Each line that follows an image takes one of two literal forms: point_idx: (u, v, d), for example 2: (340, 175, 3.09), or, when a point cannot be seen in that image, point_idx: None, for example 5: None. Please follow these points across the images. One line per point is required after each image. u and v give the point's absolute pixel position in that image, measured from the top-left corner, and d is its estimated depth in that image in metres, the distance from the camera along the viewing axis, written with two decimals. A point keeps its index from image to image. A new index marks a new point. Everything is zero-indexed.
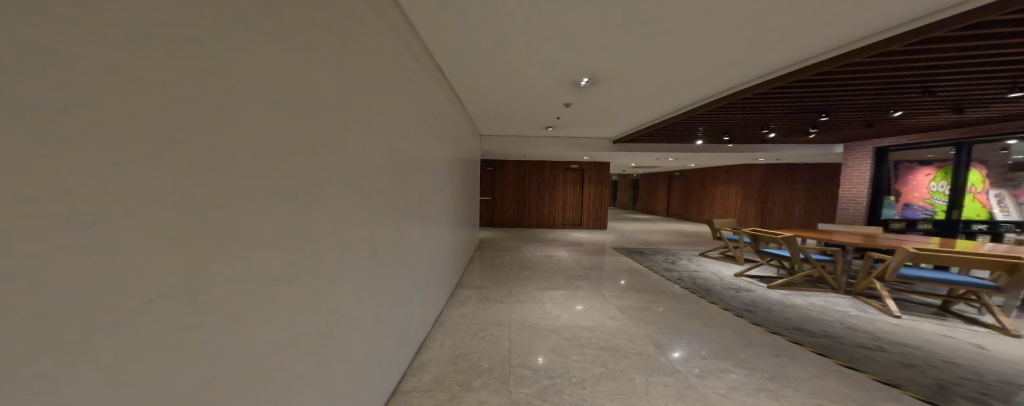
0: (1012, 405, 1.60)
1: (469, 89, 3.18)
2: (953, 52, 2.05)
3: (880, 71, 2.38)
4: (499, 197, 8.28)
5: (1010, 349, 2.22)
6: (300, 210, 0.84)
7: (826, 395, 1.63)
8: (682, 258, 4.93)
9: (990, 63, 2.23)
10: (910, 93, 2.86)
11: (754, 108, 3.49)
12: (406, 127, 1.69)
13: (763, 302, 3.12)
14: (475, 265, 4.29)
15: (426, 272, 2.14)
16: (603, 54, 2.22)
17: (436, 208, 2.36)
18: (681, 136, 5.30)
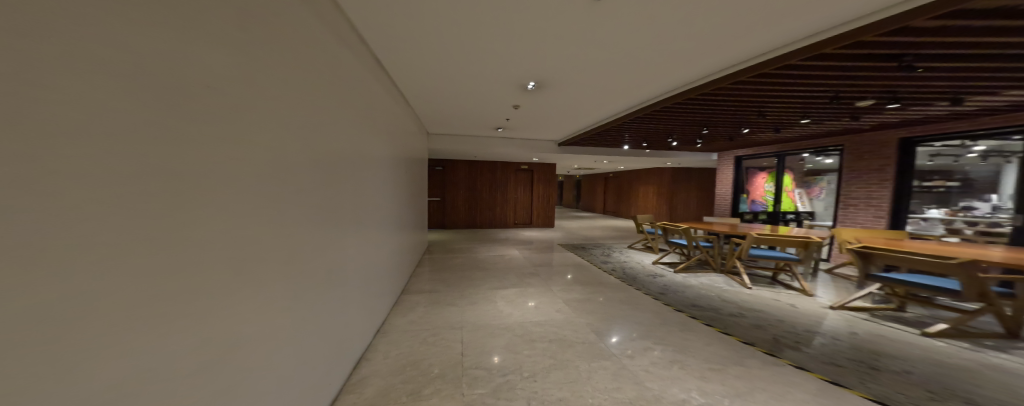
0: (812, 347, 2.27)
1: (413, 85, 2.99)
2: (779, 86, 2.81)
3: (738, 96, 3.12)
4: (446, 196, 7.99)
5: (807, 305, 3.17)
6: (202, 210, 0.69)
7: (712, 358, 2.05)
8: (614, 251, 5.58)
9: (796, 97, 3.14)
10: (751, 114, 3.83)
11: (660, 119, 4.18)
12: (339, 122, 1.53)
13: (672, 284, 3.76)
14: (424, 269, 4.08)
15: (364, 278, 1.95)
16: (546, 60, 2.36)
17: (376, 209, 2.17)
18: (612, 141, 5.97)
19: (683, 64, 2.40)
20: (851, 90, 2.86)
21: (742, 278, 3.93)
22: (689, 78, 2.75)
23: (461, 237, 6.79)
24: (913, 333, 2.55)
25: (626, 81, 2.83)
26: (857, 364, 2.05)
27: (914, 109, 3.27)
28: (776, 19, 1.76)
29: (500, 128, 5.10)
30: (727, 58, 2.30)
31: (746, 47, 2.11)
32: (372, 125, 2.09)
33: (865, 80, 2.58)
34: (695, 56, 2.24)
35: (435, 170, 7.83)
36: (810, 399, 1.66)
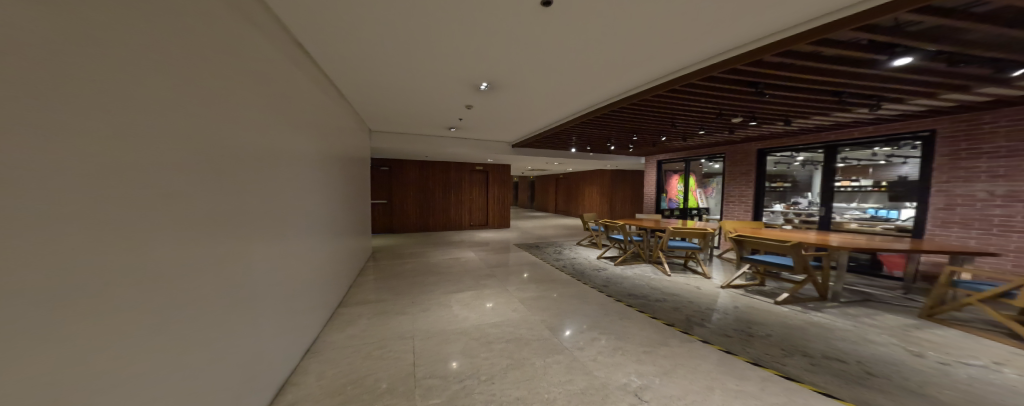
0: (713, 322, 2.75)
1: (350, 79, 2.70)
2: (684, 102, 3.36)
3: (656, 108, 3.63)
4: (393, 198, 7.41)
5: (706, 286, 3.86)
6: (25, 214, 0.52)
7: (644, 341, 2.33)
8: (564, 248, 5.90)
9: (697, 112, 3.82)
10: (666, 125, 4.51)
11: (598, 125, 4.60)
12: (250, 117, 1.29)
13: (612, 276, 4.15)
14: (367, 277, 3.73)
15: (286, 290, 1.69)
16: (495, 62, 2.38)
17: (301, 212, 1.90)
18: (560, 144, 6.30)
19: (616, 75, 2.68)
20: (729, 109, 3.59)
21: (663, 267, 4.58)
22: (622, 89, 3.07)
23: (411, 241, 6.40)
24: (767, 301, 3.31)
25: (570, 87, 3.02)
26: (742, 333, 2.55)
27: (768, 126, 4.27)
28: (683, 46, 2.09)
29: (453, 128, 4.95)
30: (651, 74, 2.63)
31: (664, 66, 2.44)
32: (296, 121, 1.82)
33: (740, 102, 3.27)
34: (624, 70, 2.52)
35: (381, 170, 7.23)
36: (712, 367, 1.99)
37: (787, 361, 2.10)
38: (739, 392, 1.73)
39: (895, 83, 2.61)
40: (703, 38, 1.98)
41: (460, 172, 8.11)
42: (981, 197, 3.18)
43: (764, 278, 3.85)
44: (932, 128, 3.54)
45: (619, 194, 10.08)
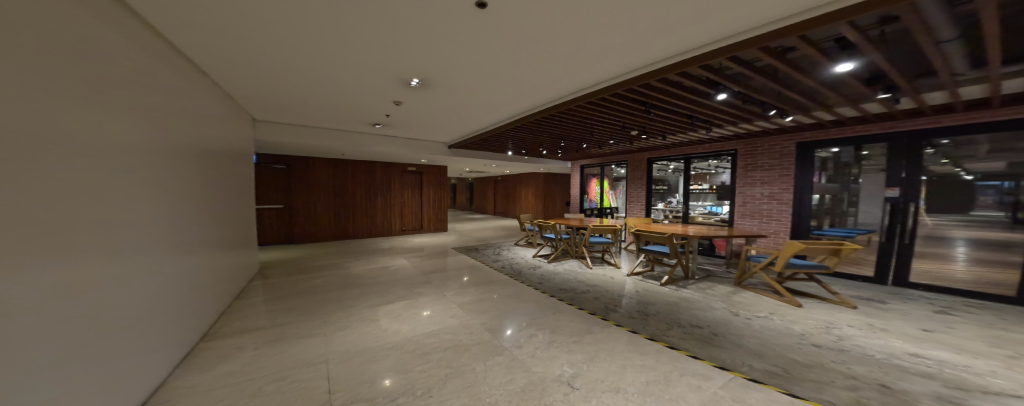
0: (623, 306, 3.19)
1: (228, 58, 2.16)
2: (590, 115, 3.92)
3: (569, 118, 4.11)
4: (297, 202, 6.26)
5: (616, 275, 4.47)
6: None
7: (574, 332, 2.51)
8: (502, 249, 5.98)
9: (603, 124, 4.46)
10: (584, 133, 5.10)
11: (529, 130, 4.88)
12: (16, 90, 0.88)
13: (546, 273, 4.41)
14: (255, 298, 3.02)
15: (103, 330, 1.22)
16: (420, 60, 2.26)
17: (130, 222, 1.39)
18: (496, 146, 6.39)
19: (538, 84, 2.88)
20: (627, 122, 4.30)
21: (587, 261, 5.12)
22: (548, 97, 3.32)
23: (325, 251, 5.50)
24: (656, 284, 4.02)
25: (498, 91, 3.09)
26: (642, 313, 3.01)
27: (657, 138, 5.27)
28: (590, 65, 2.40)
29: (379, 125, 4.49)
30: (569, 85, 2.91)
31: (580, 79, 2.74)
32: (118, 101, 1.33)
33: (634, 117, 3.97)
34: (545, 80, 2.75)
35: (277, 168, 6.01)
36: (624, 348, 2.29)
37: (670, 334, 2.55)
38: (643, 366, 2.01)
39: (723, 112, 3.58)
40: (604, 59, 2.29)
41: (391, 173, 7.40)
42: (757, 196, 4.89)
43: (654, 263, 4.73)
44: (732, 148, 5.24)
45: (551, 197, 10.85)
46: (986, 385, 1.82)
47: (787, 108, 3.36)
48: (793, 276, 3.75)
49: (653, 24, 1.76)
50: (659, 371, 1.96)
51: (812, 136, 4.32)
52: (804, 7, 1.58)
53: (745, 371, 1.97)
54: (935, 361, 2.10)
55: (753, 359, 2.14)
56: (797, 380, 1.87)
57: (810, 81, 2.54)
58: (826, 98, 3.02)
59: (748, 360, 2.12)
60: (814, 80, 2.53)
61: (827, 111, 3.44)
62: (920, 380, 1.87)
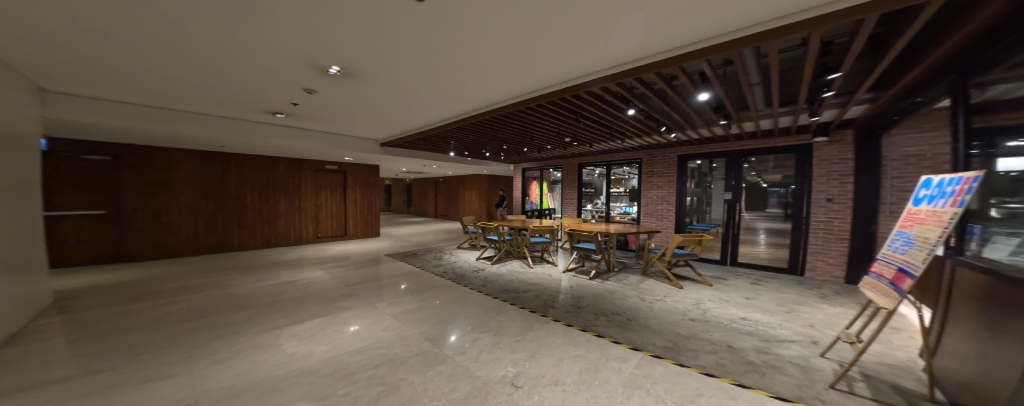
0: (562, 302, 3.37)
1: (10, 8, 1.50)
2: (523, 121, 4.14)
3: (501, 124, 4.25)
4: (143, 208, 4.77)
5: (554, 272, 4.74)
6: None
7: (518, 333, 2.52)
8: (444, 253, 5.70)
9: (538, 130, 4.73)
10: (524, 137, 5.29)
11: (469, 133, 4.82)
12: None
13: (489, 275, 4.39)
14: (60, 341, 2.11)
15: None
16: (327, 47, 1.98)
17: None
18: (436, 147, 6.10)
19: (470, 86, 2.86)
20: (558, 129, 4.66)
21: (529, 260, 5.30)
22: (485, 101, 3.38)
23: (206, 268, 4.33)
24: (586, 278, 4.41)
25: (432, 91, 2.97)
26: (575, 307, 3.25)
27: (586, 145, 5.83)
28: (517, 72, 2.49)
29: (281, 115, 3.76)
30: (505, 91, 3.02)
31: (514, 86, 2.86)
32: None
33: (564, 124, 4.31)
34: (475, 82, 2.73)
35: (96, 160, 4.36)
36: (563, 341, 2.42)
37: (597, 323, 2.81)
38: (576, 357, 2.16)
39: (633, 125, 4.19)
40: (533, 69, 2.44)
41: (294, 172, 6.28)
42: (653, 197, 5.90)
43: (584, 259, 5.21)
44: (637, 157, 6.20)
45: (494, 199, 10.88)
46: (779, 335, 2.54)
47: (671, 126, 4.16)
48: (678, 262, 4.64)
49: (564, 41, 1.94)
50: (590, 360, 2.12)
51: (686, 149, 5.47)
52: (680, 43, 1.96)
53: (651, 350, 2.30)
54: (754, 321, 2.83)
55: (655, 338, 2.51)
56: (682, 352, 2.26)
57: (680, 104, 3.17)
58: (696, 120, 3.83)
59: (652, 339, 2.48)
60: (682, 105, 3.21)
61: (702, 130, 4.34)
62: (747, 339, 2.48)
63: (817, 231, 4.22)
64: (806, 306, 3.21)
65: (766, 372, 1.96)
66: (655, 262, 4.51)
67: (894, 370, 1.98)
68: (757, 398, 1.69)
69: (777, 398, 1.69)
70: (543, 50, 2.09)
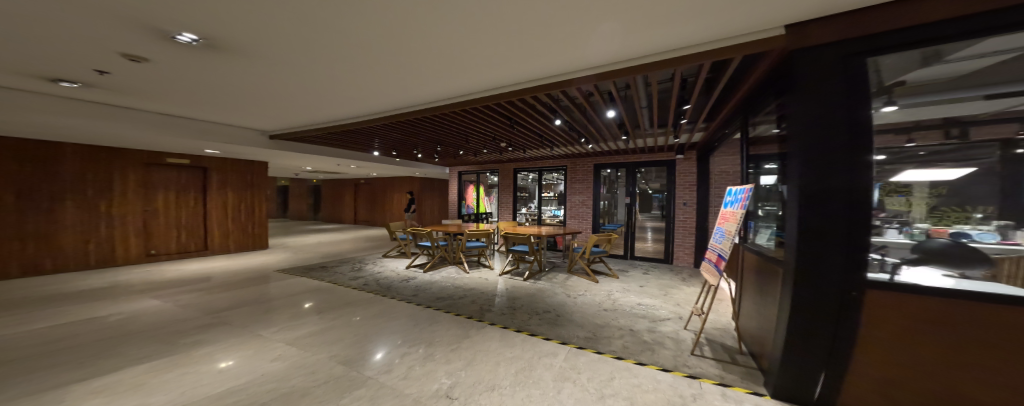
0: (497, 305, 3.35)
1: None
2: (448, 124, 4.06)
3: (426, 125, 4.06)
4: None
5: (488, 276, 4.74)
6: None
7: (454, 340, 2.41)
8: (365, 263, 5.07)
9: (468, 134, 4.70)
10: (457, 140, 5.17)
11: (393, 132, 4.44)
12: None
13: (422, 283, 4.07)
14: None
15: None
16: (165, 12, 1.50)
17: None
18: (355, 144, 5.42)
19: (384, 82, 2.61)
20: (488, 134, 4.72)
21: (465, 265, 5.16)
22: (410, 100, 3.17)
23: None
24: (521, 280, 4.53)
25: (344, 81, 2.60)
26: (511, 308, 3.29)
27: (518, 151, 6.05)
28: (434, 73, 2.39)
29: (69, 85, 2.57)
30: (432, 93, 2.90)
31: (443, 88, 2.77)
32: None
33: (493, 130, 4.40)
34: (389, 78, 2.51)
35: None
36: (498, 344, 2.39)
37: (531, 323, 2.88)
38: (511, 358, 2.16)
39: (561, 134, 4.55)
40: (459, 74, 2.41)
41: (98, 167, 4.52)
42: (578, 201, 6.51)
43: (519, 261, 5.34)
44: (563, 165, 6.76)
45: (426, 202, 10.28)
46: (661, 315, 3.07)
47: (591, 137, 4.66)
48: (595, 259, 5.22)
49: (478, 50, 1.94)
50: (524, 360, 2.15)
51: (601, 159, 6.23)
52: (590, 65, 2.21)
53: (576, 342, 2.47)
54: (645, 305, 3.37)
55: (578, 330, 2.72)
56: (600, 339, 2.52)
57: (596, 118, 3.59)
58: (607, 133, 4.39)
59: (577, 332, 2.68)
60: (597, 119, 3.67)
61: (612, 142, 5.01)
62: (641, 321, 2.92)
63: (679, 228, 5.37)
64: (676, 289, 4.00)
65: (654, 348, 2.33)
66: (579, 260, 4.95)
67: (724, 333, 2.62)
68: (651, 372, 1.97)
69: (664, 370, 2.02)
70: (471, 57, 2.08)
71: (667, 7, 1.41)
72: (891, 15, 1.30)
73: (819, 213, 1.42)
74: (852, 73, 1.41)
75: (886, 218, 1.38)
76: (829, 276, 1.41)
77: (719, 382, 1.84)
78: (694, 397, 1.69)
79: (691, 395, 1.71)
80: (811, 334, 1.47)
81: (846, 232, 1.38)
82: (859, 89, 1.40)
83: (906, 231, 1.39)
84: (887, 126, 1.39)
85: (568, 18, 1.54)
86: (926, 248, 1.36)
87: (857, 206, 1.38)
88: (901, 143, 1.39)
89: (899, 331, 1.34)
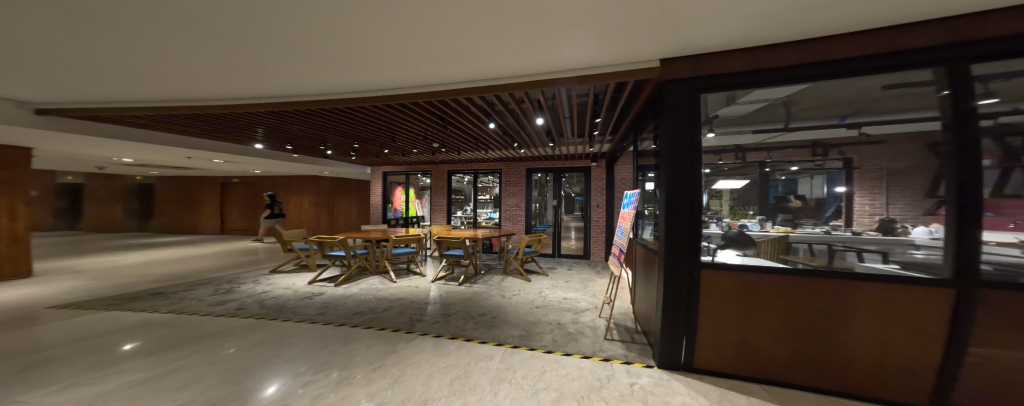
0: (426, 314, 3.11)
1: None
2: (364, 120, 3.62)
3: (337, 118, 3.53)
4: None
5: (420, 283, 4.40)
6: None
7: (376, 358, 2.12)
8: (246, 283, 4.04)
9: (389, 131, 4.28)
10: (380, 138, 4.68)
11: (288, 123, 3.67)
12: None
13: (331, 299, 3.47)
14: None
15: None
16: None
17: None
18: (234, 135, 4.33)
19: (268, 67, 2.14)
20: (415, 133, 4.41)
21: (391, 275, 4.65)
22: (307, 91, 2.66)
23: None
24: (456, 285, 4.36)
25: (204, 60, 2.03)
26: (445, 315, 3.10)
27: (448, 153, 5.82)
28: (335, 64, 2.08)
29: None
30: (335, 85, 2.50)
31: (350, 81, 2.42)
32: None
33: (420, 129, 4.13)
34: (273, 63, 2.07)
35: None
36: (430, 355, 2.19)
37: (467, 328, 2.77)
38: (446, 368, 2.01)
39: (495, 138, 4.59)
40: (368, 69, 2.17)
41: None
42: (513, 203, 6.68)
43: (454, 266, 5.10)
44: (498, 169, 6.82)
45: (339, 206, 8.99)
46: (583, 306, 3.35)
47: (522, 142, 4.83)
48: (528, 259, 5.39)
49: (387, 44, 1.77)
50: (460, 366, 2.03)
51: (531, 163, 6.53)
52: (509, 75, 2.26)
53: (511, 341, 2.47)
54: (570, 299, 3.63)
55: (512, 329, 2.74)
56: (531, 337, 2.56)
57: (527, 124, 3.75)
58: (536, 139, 4.65)
59: (511, 331, 2.69)
60: (528, 125, 3.84)
61: (542, 149, 5.31)
62: (566, 314, 3.12)
63: (595, 228, 6.03)
64: (594, 281, 4.45)
65: (577, 338, 2.52)
66: (513, 261, 5.03)
67: (628, 317, 3.03)
68: (576, 361, 2.11)
69: (585, 357, 2.18)
70: (379, 51, 1.87)
71: (570, 25, 1.52)
72: (715, 63, 1.79)
73: (674, 213, 1.84)
74: (692, 105, 1.86)
75: (710, 214, 1.97)
76: (678, 260, 1.85)
77: (625, 361, 2.09)
78: (608, 378, 1.87)
79: (606, 377, 1.89)
80: (674, 306, 1.88)
81: (690, 227, 1.82)
82: (696, 119, 1.85)
83: (720, 224, 2.10)
84: (710, 148, 1.94)
85: (482, 23, 1.52)
86: (728, 236, 2.15)
87: (695, 208, 1.82)
88: (714, 161, 1.97)
89: (720, 299, 1.83)
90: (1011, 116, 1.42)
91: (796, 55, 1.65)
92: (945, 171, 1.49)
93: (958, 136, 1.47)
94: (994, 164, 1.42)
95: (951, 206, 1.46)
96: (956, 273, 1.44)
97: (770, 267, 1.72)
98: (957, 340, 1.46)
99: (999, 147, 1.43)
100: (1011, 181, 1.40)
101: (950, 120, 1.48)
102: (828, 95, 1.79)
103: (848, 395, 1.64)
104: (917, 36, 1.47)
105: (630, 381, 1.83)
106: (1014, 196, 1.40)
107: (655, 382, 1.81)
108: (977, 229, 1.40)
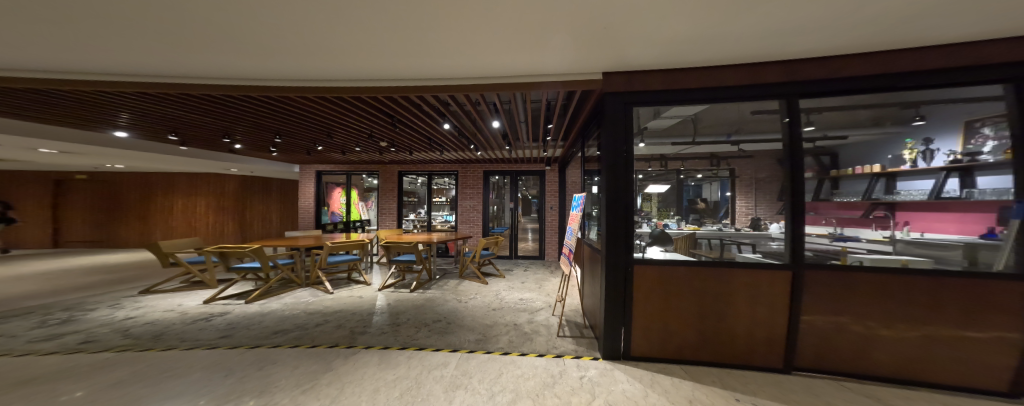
0: (370, 326, 2.85)
1: None
2: (283, 111, 3.14)
3: (249, 108, 3.02)
4: None
5: (365, 293, 4.03)
6: None
7: (305, 379, 1.87)
8: (115, 309, 3.19)
9: (320, 127, 3.81)
10: (315, 133, 4.16)
11: (181, 108, 3.00)
12: None
13: (239, 319, 2.96)
14: None
15: None
16: None
17: None
18: (92, 119, 3.36)
19: (156, 42, 1.77)
20: (355, 130, 4.02)
21: (326, 286, 4.13)
22: (207, 74, 2.25)
23: None
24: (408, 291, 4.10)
25: (53, 26, 1.59)
26: (394, 325, 2.89)
27: (396, 152, 5.42)
28: (251, 47, 1.81)
29: None
30: (245, 70, 2.16)
31: (266, 67, 2.11)
32: None
33: (361, 126, 3.78)
34: (163, 39, 1.72)
35: None
36: (371, 371, 1.99)
37: (418, 336, 2.60)
38: (395, 381, 1.87)
39: (450, 138, 4.44)
40: (295, 56, 1.92)
41: None
42: (469, 206, 6.57)
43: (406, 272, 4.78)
44: (453, 170, 6.63)
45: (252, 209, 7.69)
46: (538, 306, 3.44)
47: (478, 144, 4.77)
48: (485, 262, 5.31)
49: (316, 32, 1.61)
50: (412, 377, 1.91)
51: (486, 164, 6.48)
52: (450, 76, 2.21)
53: (466, 346, 2.41)
54: (524, 299, 3.71)
55: (465, 333, 2.67)
56: (483, 340, 2.51)
57: (482, 126, 3.72)
58: (493, 142, 4.65)
59: (462, 336, 2.62)
60: (484, 128, 3.81)
61: (497, 151, 5.32)
62: (521, 315, 3.17)
63: (551, 230, 6.23)
64: (549, 281, 4.60)
65: (532, 337, 2.57)
66: (469, 264, 4.93)
67: (578, 314, 3.20)
68: (530, 360, 2.15)
69: (540, 355, 2.23)
70: (296, 36, 1.66)
71: (502, 32, 1.57)
72: (643, 82, 2.02)
73: (614, 214, 2.00)
74: (626, 117, 2.06)
75: (641, 215, 2.20)
76: (614, 257, 2.02)
77: (575, 356, 2.20)
78: (560, 373, 1.95)
79: (558, 372, 1.96)
80: (613, 301, 2.05)
81: (623, 228, 2.01)
82: (630, 130, 2.05)
83: (650, 223, 2.35)
84: (641, 157, 2.17)
85: (410, 17, 1.45)
86: (657, 234, 2.34)
87: (628, 210, 2.01)
88: (644, 168, 2.23)
89: (644, 293, 2.05)
90: (824, 140, 2.06)
91: (703, 80, 1.94)
92: (784, 183, 1.90)
93: (790, 153, 1.87)
94: (816, 175, 1.99)
95: (788, 208, 1.88)
96: (792, 258, 1.86)
97: (682, 261, 1.98)
98: (804, 313, 1.88)
99: (818, 163, 2.01)
100: (823, 189, 2.03)
101: (786, 142, 1.88)
102: (727, 112, 2.16)
103: (733, 366, 1.97)
104: (785, 72, 1.85)
105: (579, 374, 1.93)
106: (825, 200, 2.04)
107: (601, 372, 1.94)
108: (800, 225, 1.83)
